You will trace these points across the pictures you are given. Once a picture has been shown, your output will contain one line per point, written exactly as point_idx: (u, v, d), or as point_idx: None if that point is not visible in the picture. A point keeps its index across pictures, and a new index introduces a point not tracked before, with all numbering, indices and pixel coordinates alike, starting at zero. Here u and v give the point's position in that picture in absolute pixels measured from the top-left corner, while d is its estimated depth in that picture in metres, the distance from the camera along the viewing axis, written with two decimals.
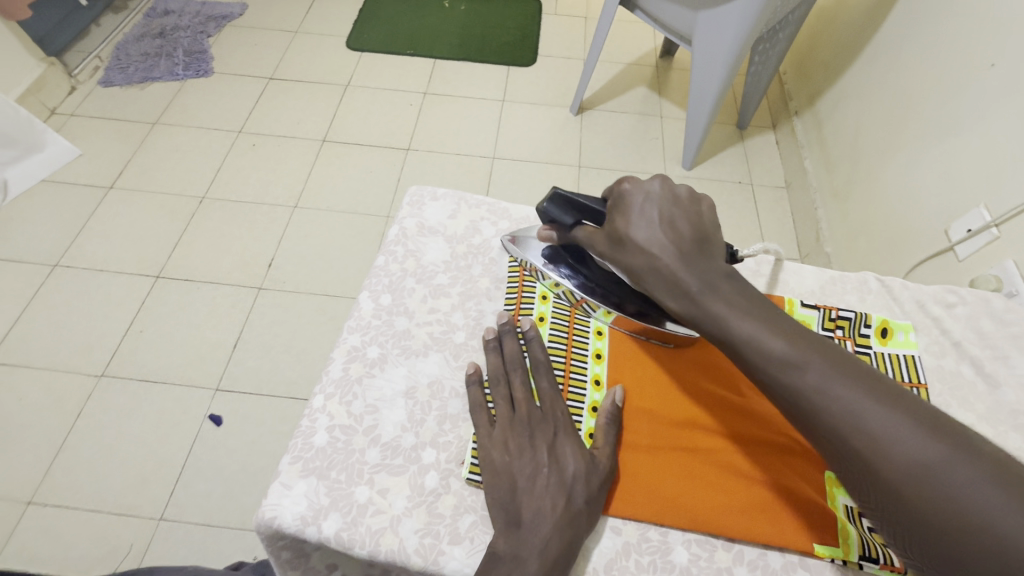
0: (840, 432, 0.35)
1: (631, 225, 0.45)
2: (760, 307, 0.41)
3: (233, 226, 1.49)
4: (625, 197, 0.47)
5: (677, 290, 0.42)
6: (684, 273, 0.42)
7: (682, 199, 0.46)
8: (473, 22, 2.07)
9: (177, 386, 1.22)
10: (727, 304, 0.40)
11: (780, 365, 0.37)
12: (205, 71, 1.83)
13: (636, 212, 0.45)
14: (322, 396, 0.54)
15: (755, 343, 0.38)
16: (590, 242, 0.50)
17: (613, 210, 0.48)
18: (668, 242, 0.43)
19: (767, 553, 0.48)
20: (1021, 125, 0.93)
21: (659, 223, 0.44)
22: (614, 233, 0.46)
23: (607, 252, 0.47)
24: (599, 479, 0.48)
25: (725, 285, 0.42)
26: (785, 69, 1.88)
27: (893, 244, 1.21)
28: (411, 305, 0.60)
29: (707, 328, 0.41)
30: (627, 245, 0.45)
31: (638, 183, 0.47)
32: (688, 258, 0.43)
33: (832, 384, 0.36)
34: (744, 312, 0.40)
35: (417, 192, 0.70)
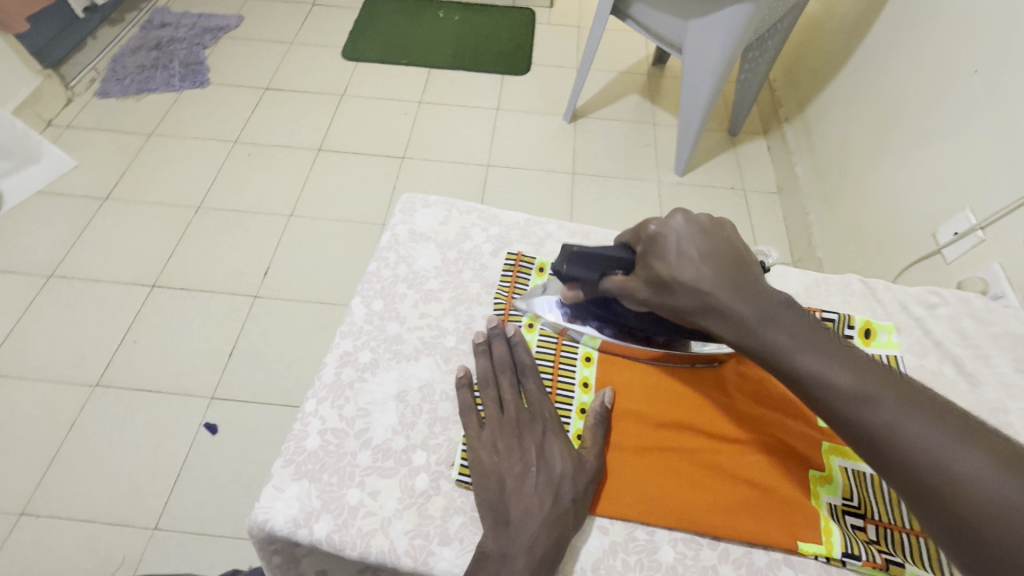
0: (913, 465, 0.37)
1: (675, 267, 0.46)
2: (820, 338, 0.43)
3: (228, 235, 1.50)
4: (657, 240, 0.47)
5: (737, 325, 0.44)
6: (741, 307, 0.44)
7: (713, 231, 0.47)
8: (467, 32, 2.10)
9: (171, 396, 1.22)
10: (789, 336, 0.43)
11: (848, 398, 0.40)
12: (201, 82, 1.85)
13: (674, 253, 0.46)
14: (314, 400, 0.55)
15: (821, 377, 0.41)
16: (626, 289, 0.49)
17: (646, 254, 0.48)
18: (716, 277, 0.45)
19: (752, 551, 0.49)
20: (1004, 130, 0.95)
21: (702, 260, 0.45)
22: (656, 277, 0.47)
23: (651, 298, 0.48)
24: (587, 477, 0.49)
25: (779, 316, 0.44)
26: (774, 76, 1.91)
27: (882, 248, 1.23)
28: (402, 310, 0.61)
29: (770, 361, 0.43)
30: (675, 286, 0.45)
31: (667, 223, 0.47)
32: (740, 292, 0.44)
33: (901, 417, 0.38)
34: (807, 344, 0.42)
35: (408, 200, 0.71)
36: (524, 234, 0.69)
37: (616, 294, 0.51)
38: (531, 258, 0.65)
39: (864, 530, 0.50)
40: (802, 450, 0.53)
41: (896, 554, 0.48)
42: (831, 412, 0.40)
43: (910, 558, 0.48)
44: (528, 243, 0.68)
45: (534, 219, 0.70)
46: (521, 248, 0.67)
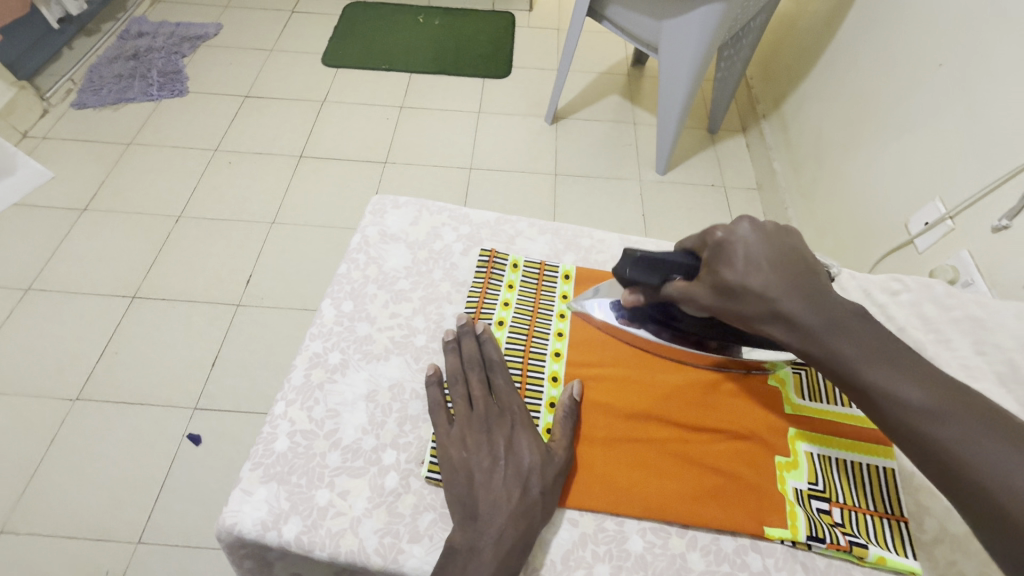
0: (982, 486, 0.34)
1: (741, 274, 0.43)
2: (895, 351, 0.40)
3: (210, 243, 1.49)
4: (723, 245, 0.45)
5: (803, 333, 0.42)
6: (810, 313, 0.41)
7: (779, 239, 0.45)
8: (447, 37, 2.10)
9: (154, 406, 1.21)
10: (859, 346, 0.40)
11: (920, 414, 0.37)
12: (180, 91, 1.84)
13: (740, 259, 0.44)
14: (283, 403, 0.55)
15: (888, 390, 0.38)
16: (688, 296, 0.47)
17: (711, 259, 0.46)
18: (786, 284, 0.42)
19: (720, 537, 0.50)
20: (969, 121, 0.97)
21: (768, 268, 0.43)
22: (720, 283, 0.45)
23: (714, 305, 0.46)
24: (555, 470, 0.49)
25: (849, 325, 0.41)
26: (751, 73, 1.93)
27: (858, 239, 1.25)
28: (372, 311, 0.61)
29: (833, 369, 0.40)
30: (741, 293, 0.43)
31: (736, 229, 0.45)
32: (805, 298, 0.42)
33: (981, 442, 0.35)
34: (878, 356, 0.39)
35: (379, 201, 0.72)
36: (495, 233, 0.69)
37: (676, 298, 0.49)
38: (504, 255, 0.65)
39: (829, 513, 0.50)
40: (767, 437, 0.54)
41: (860, 535, 0.49)
42: (897, 426, 0.38)
43: (873, 539, 0.49)
44: (499, 241, 0.68)
45: (505, 217, 0.71)
46: (493, 245, 0.68)
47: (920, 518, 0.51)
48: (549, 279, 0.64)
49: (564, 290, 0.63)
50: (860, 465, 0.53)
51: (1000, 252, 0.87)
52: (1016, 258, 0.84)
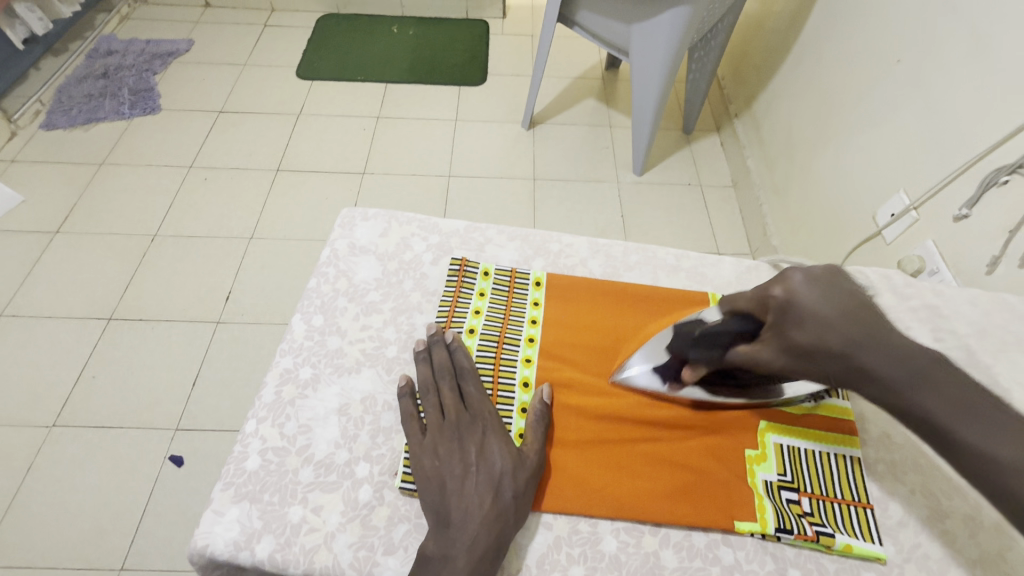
0: None
1: (811, 334, 0.45)
2: (974, 401, 0.40)
3: (187, 262, 1.47)
4: (787, 306, 0.47)
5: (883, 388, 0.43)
6: (887, 371, 0.43)
7: (837, 287, 0.46)
8: (422, 46, 2.11)
9: (134, 429, 1.19)
10: (940, 401, 0.41)
11: (1011, 471, 0.37)
12: (152, 108, 1.82)
13: (807, 320, 0.45)
14: (254, 420, 0.55)
15: (976, 448, 0.39)
16: (754, 360, 0.49)
17: (776, 321, 0.48)
18: (857, 341, 0.44)
19: (691, 533, 0.50)
20: (927, 115, 1.00)
21: (838, 324, 0.45)
22: (792, 345, 0.46)
23: (788, 363, 0.48)
24: (527, 473, 0.49)
25: (932, 376, 0.42)
26: (721, 73, 1.97)
27: (831, 233, 1.28)
28: (343, 324, 0.61)
29: (925, 426, 0.42)
30: (814, 353, 0.45)
31: (793, 287, 0.47)
32: (883, 350, 0.43)
33: None
34: (961, 411, 0.40)
35: (348, 214, 0.72)
36: (464, 241, 0.70)
37: (743, 364, 0.51)
38: (474, 264, 0.66)
39: (798, 503, 0.51)
40: (735, 432, 0.55)
41: (828, 524, 0.50)
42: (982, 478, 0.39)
43: (841, 528, 0.50)
44: (469, 250, 0.69)
45: (474, 226, 0.71)
46: (463, 254, 0.68)
47: (886, 503, 0.53)
48: (520, 286, 0.64)
49: (535, 297, 0.64)
50: (826, 455, 0.54)
51: (962, 240, 0.89)
52: (977, 246, 0.87)
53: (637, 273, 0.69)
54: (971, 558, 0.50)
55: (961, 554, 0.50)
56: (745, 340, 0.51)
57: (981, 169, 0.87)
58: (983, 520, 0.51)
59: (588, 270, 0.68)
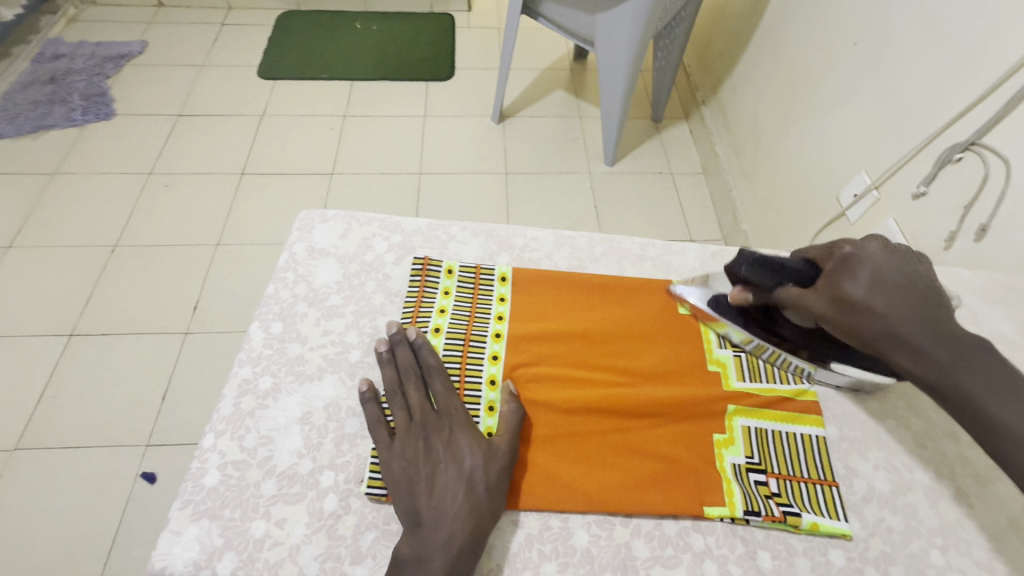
0: None
1: (865, 291, 0.45)
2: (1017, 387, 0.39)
3: (150, 272, 1.42)
4: (850, 261, 0.47)
5: (919, 359, 0.42)
6: (929, 343, 0.41)
7: (910, 262, 0.46)
8: (386, 42, 2.07)
9: (101, 448, 1.14)
10: (984, 380, 0.39)
11: None
12: (106, 114, 1.75)
13: (865, 277, 0.45)
14: (212, 435, 0.52)
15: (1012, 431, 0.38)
16: (799, 303, 0.49)
17: (835, 271, 0.47)
18: (909, 308, 0.43)
19: (662, 522, 0.50)
20: (884, 95, 1.02)
21: (893, 288, 0.44)
22: (840, 295, 0.46)
23: (827, 314, 0.47)
24: (499, 466, 0.49)
25: (977, 356, 0.40)
26: (687, 61, 1.98)
27: (798, 215, 1.30)
28: (303, 330, 0.59)
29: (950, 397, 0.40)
30: (860, 307, 0.44)
31: (863, 247, 0.47)
32: (930, 324, 0.42)
33: None
34: (1001, 393, 0.39)
35: (306, 216, 0.69)
36: (427, 240, 0.68)
37: (785, 303, 0.50)
38: (437, 262, 0.65)
39: (766, 485, 0.52)
40: (704, 418, 0.55)
41: (795, 504, 0.51)
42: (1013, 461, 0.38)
43: (808, 507, 0.50)
44: (432, 248, 0.67)
45: (437, 223, 0.70)
46: (425, 253, 0.67)
47: (851, 480, 0.54)
48: (485, 282, 0.63)
49: (501, 293, 0.62)
50: (793, 436, 0.55)
51: (920, 218, 0.92)
52: (935, 223, 0.89)
53: (603, 264, 0.68)
54: (934, 528, 0.51)
55: (924, 524, 0.51)
56: (797, 282, 0.50)
57: (936, 147, 0.89)
58: (942, 490, 0.53)
59: (553, 263, 0.68)
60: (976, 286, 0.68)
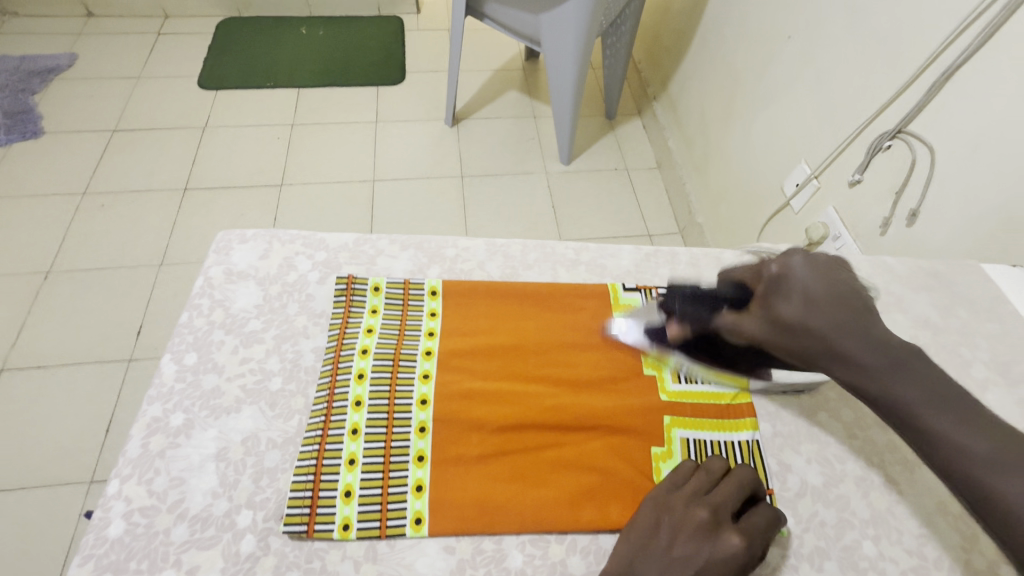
0: None
1: (798, 311, 0.44)
2: (948, 395, 0.40)
3: (87, 298, 1.34)
4: (781, 281, 0.46)
5: (857, 373, 0.42)
6: (864, 355, 0.42)
7: (838, 274, 0.46)
8: (333, 48, 2.01)
9: (40, 489, 1.07)
10: (916, 389, 0.40)
11: (983, 463, 0.36)
12: (33, 132, 1.65)
13: (797, 296, 0.45)
14: (116, 481, 0.49)
15: (948, 438, 0.38)
16: (738, 328, 0.48)
17: (766, 293, 0.47)
18: (841, 323, 0.43)
19: (599, 537, 0.49)
20: (816, 87, 1.04)
21: (824, 305, 0.44)
22: (776, 318, 0.46)
23: (767, 337, 0.46)
24: (697, 530, 0.45)
25: (909, 365, 0.41)
26: (637, 57, 1.99)
27: (747, 207, 1.32)
28: (219, 360, 0.56)
29: (891, 410, 0.41)
30: (798, 329, 0.44)
31: (790, 263, 0.47)
32: (862, 335, 0.43)
33: None
34: (934, 402, 0.39)
35: (223, 237, 0.66)
36: (354, 256, 0.66)
37: (724, 330, 0.50)
38: (363, 280, 0.62)
39: None
40: (642, 429, 0.54)
41: None
42: (949, 468, 0.38)
43: None
44: (358, 265, 0.65)
45: (364, 237, 0.67)
46: (351, 270, 0.64)
47: (784, 476, 0.54)
48: (415, 298, 0.61)
49: (432, 308, 0.60)
50: (729, 443, 0.54)
51: (857, 206, 0.94)
52: (870, 211, 0.91)
53: (537, 271, 0.67)
54: (865, 518, 0.51)
55: (855, 516, 0.52)
56: (730, 306, 0.50)
57: (867, 137, 0.91)
58: (872, 480, 0.54)
59: (486, 273, 0.66)
60: (902, 274, 0.69)
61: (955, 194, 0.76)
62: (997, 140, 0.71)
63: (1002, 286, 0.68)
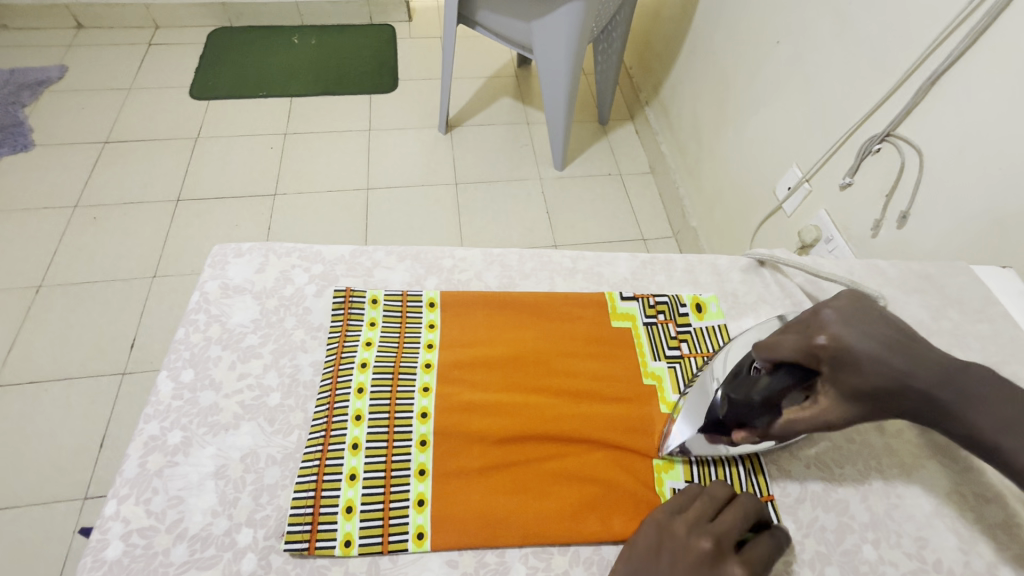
0: None
1: (876, 379, 0.43)
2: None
3: (80, 312, 1.32)
4: (840, 355, 0.44)
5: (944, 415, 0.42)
6: (945, 396, 0.42)
7: (874, 319, 0.45)
8: (325, 57, 2.01)
9: (34, 507, 1.06)
10: (993, 419, 0.41)
11: None
12: (24, 145, 1.63)
13: (867, 365, 0.43)
14: (114, 501, 0.48)
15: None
16: (826, 416, 0.46)
17: (833, 373, 0.45)
18: (919, 374, 0.43)
19: (602, 548, 0.49)
20: (806, 92, 1.05)
21: (893, 363, 0.43)
22: (859, 394, 0.44)
23: (859, 413, 0.45)
24: (699, 560, 0.43)
25: (980, 395, 0.42)
26: (628, 62, 2.00)
27: (740, 211, 1.33)
28: (217, 376, 0.56)
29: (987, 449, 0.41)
30: (884, 396, 0.43)
31: (837, 333, 0.44)
32: (936, 377, 0.42)
33: None
34: (1012, 428, 0.40)
35: (219, 251, 0.65)
36: (350, 268, 0.66)
37: (810, 421, 0.47)
38: (360, 292, 0.62)
39: None
40: (642, 442, 0.54)
41: None
42: None
43: None
44: (355, 277, 0.65)
45: (361, 249, 0.67)
46: (348, 283, 0.64)
47: (784, 482, 0.54)
48: (413, 309, 0.61)
49: (430, 319, 0.60)
50: (731, 454, 0.55)
51: (848, 208, 0.95)
52: (862, 213, 0.92)
53: (533, 281, 0.67)
54: (864, 522, 0.52)
55: (855, 520, 0.52)
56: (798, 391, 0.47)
57: (857, 140, 0.92)
58: (871, 484, 0.54)
59: (483, 283, 0.66)
60: (893, 277, 0.70)
61: (944, 197, 0.77)
62: (984, 144, 0.72)
63: (991, 287, 0.68)
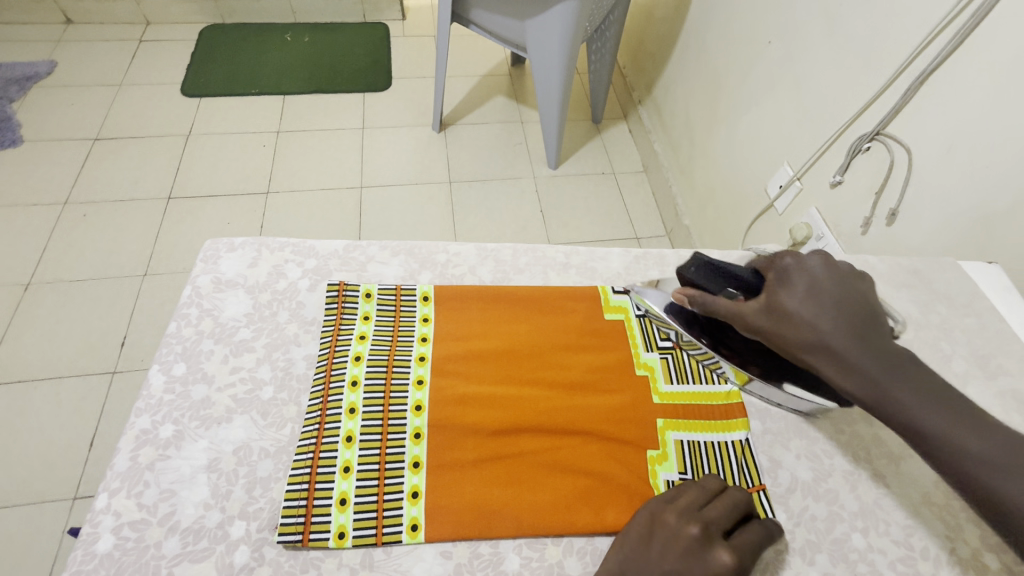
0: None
1: (798, 301, 0.46)
2: (947, 399, 0.41)
3: (71, 310, 1.31)
4: (789, 270, 0.48)
5: (850, 370, 0.43)
6: (860, 356, 0.43)
7: (847, 277, 0.46)
8: (318, 55, 2.00)
9: (23, 505, 1.05)
10: (912, 392, 0.41)
11: (980, 461, 0.38)
12: (12, 141, 1.62)
13: (801, 288, 0.46)
14: (105, 495, 0.48)
15: (943, 437, 0.39)
16: (737, 310, 0.49)
17: (774, 280, 0.48)
18: (839, 323, 0.44)
19: (595, 538, 0.50)
20: (797, 90, 1.06)
21: (827, 300, 0.45)
22: (775, 304, 0.47)
23: (762, 322, 0.47)
24: (688, 544, 0.44)
25: (907, 370, 0.42)
26: (621, 62, 2.01)
27: (732, 208, 1.34)
28: (209, 369, 0.56)
29: (889, 415, 0.42)
30: (794, 318, 0.45)
31: (805, 259, 0.48)
32: (862, 339, 0.43)
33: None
34: (931, 404, 0.40)
35: (211, 245, 0.65)
36: (344, 263, 0.65)
37: (724, 311, 0.51)
38: (354, 286, 0.62)
39: None
40: (636, 434, 0.54)
41: None
42: (950, 469, 0.39)
43: None
44: (349, 272, 0.65)
45: (355, 244, 0.67)
46: (342, 277, 0.64)
47: (775, 472, 0.55)
48: (407, 304, 0.61)
49: (424, 313, 0.60)
50: (722, 445, 0.55)
51: (839, 205, 0.96)
52: (852, 210, 0.93)
53: (527, 275, 0.67)
54: (854, 511, 0.52)
55: (845, 509, 0.53)
56: (743, 289, 0.51)
57: (846, 139, 0.94)
58: (861, 474, 0.55)
59: (477, 278, 0.66)
60: (883, 272, 0.71)
61: (931, 194, 0.79)
62: (970, 143, 0.73)
63: (979, 283, 0.70)
